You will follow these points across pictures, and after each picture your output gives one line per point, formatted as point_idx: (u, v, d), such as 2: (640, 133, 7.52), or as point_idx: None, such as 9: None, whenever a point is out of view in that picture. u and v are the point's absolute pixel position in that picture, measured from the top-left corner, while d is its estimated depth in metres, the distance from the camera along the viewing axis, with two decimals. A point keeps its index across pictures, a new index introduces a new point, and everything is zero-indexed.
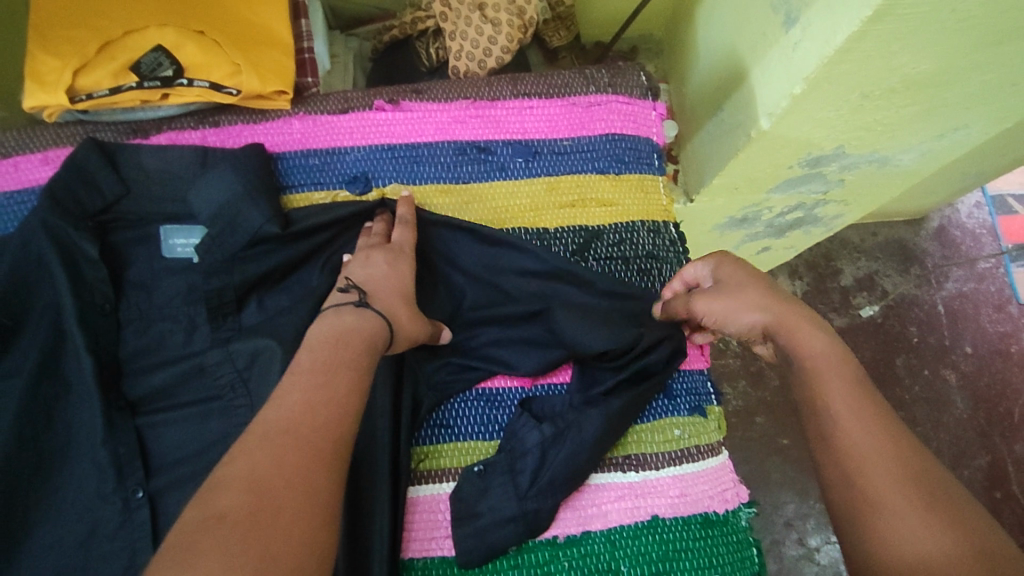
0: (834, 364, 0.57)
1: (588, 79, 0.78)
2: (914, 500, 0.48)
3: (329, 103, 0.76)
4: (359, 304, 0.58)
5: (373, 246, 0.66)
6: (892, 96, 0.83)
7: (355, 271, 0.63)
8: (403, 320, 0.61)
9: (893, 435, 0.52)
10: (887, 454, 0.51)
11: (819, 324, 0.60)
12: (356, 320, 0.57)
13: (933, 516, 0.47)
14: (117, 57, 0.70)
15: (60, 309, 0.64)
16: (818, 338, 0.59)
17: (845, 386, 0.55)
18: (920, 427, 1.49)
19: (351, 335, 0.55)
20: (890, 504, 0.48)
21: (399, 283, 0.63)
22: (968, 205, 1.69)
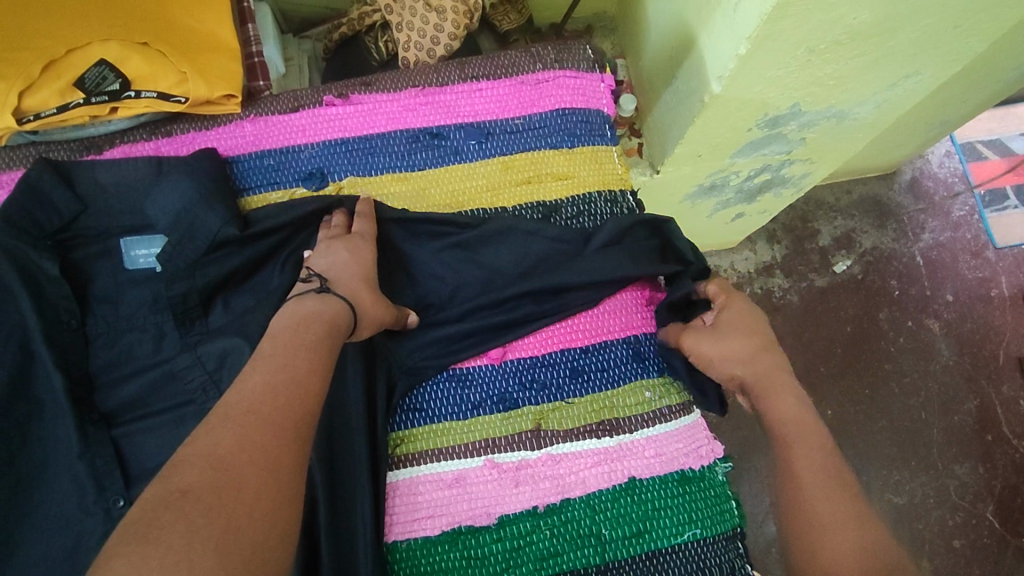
0: (807, 427, 0.61)
1: (534, 57, 0.79)
2: (844, 516, 0.54)
3: (280, 103, 0.77)
4: (320, 290, 0.60)
5: (333, 234, 0.67)
6: (838, 48, 0.84)
7: (317, 261, 0.65)
8: (366, 302, 0.62)
9: (840, 480, 0.57)
10: (831, 490, 0.56)
11: (794, 393, 0.63)
12: (318, 305, 0.58)
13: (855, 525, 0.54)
14: (63, 75, 0.70)
15: (26, 328, 0.65)
16: (792, 404, 0.62)
17: (809, 449, 0.59)
18: (908, 378, 1.51)
19: (313, 321, 0.56)
20: (829, 523, 0.54)
21: (360, 268, 0.64)
22: (939, 155, 1.70)
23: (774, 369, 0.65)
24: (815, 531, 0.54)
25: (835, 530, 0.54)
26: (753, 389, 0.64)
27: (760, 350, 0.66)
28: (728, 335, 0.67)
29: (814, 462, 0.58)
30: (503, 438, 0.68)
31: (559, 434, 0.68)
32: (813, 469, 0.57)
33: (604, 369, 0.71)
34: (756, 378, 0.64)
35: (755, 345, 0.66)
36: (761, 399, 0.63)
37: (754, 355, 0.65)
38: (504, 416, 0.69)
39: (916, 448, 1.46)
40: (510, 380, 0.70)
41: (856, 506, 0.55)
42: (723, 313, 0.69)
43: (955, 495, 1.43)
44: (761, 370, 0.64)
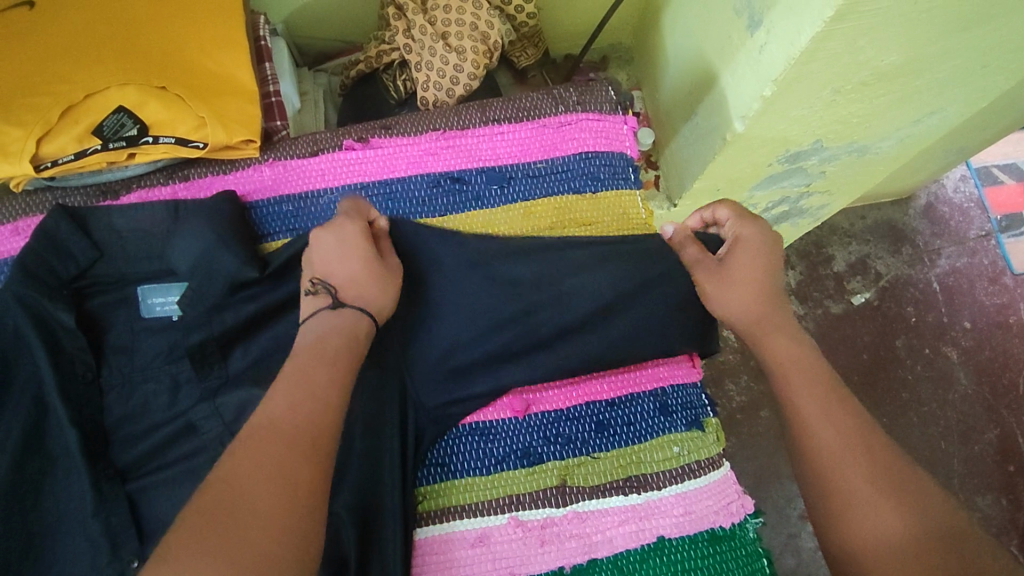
0: (806, 369, 0.59)
1: (557, 100, 0.77)
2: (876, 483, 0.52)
3: (299, 147, 0.76)
4: (334, 303, 0.57)
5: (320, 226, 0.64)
6: (864, 89, 0.83)
7: (310, 266, 0.61)
8: (378, 280, 0.61)
9: (865, 439, 0.55)
10: (854, 451, 0.54)
11: (788, 327, 0.63)
12: (338, 321, 0.56)
13: (889, 496, 0.52)
14: (80, 121, 0.69)
15: (41, 381, 0.64)
16: (787, 346, 0.61)
17: (820, 395, 0.57)
18: (927, 408, 1.48)
19: (331, 339, 0.55)
20: (857, 493, 0.52)
21: (355, 259, 0.61)
22: (954, 179, 1.69)
23: (776, 308, 0.64)
24: (846, 494, 0.53)
25: (863, 484, 0.52)
26: (748, 335, 0.64)
27: (760, 287, 0.64)
28: (740, 275, 0.65)
29: (823, 412, 0.56)
30: (528, 495, 0.66)
31: (584, 490, 0.67)
32: (821, 420, 0.56)
33: (630, 423, 0.70)
34: (753, 320, 0.63)
35: (760, 284, 0.64)
36: (757, 348, 0.63)
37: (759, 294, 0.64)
38: (529, 471, 0.67)
39: (936, 480, 1.42)
40: (534, 434, 0.69)
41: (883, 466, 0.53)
42: (732, 253, 0.66)
43: (976, 527, 1.40)
44: (757, 310, 0.63)
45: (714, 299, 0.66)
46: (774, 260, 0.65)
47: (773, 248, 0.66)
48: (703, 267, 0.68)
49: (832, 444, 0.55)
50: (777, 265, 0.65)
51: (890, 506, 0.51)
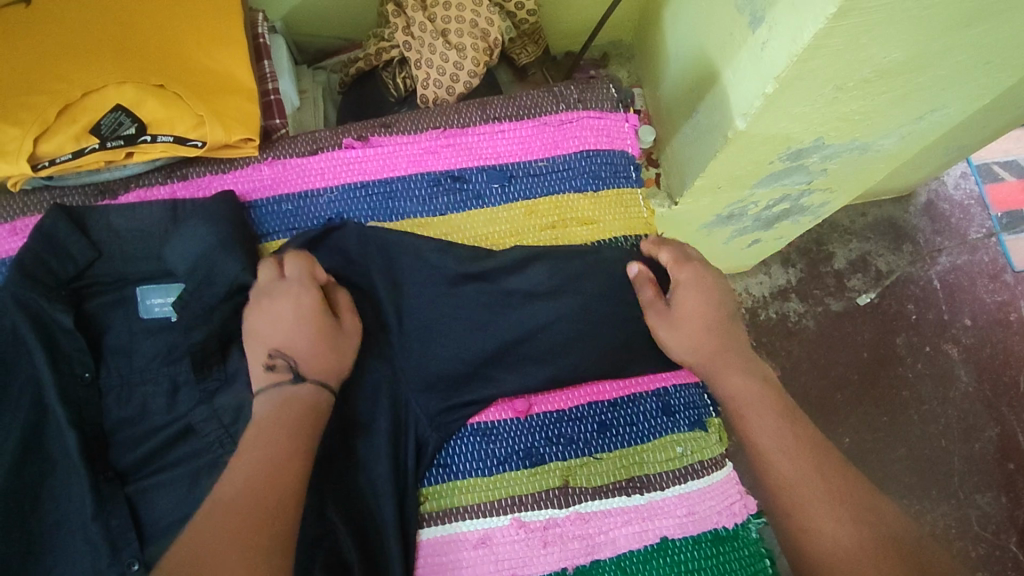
0: (759, 401, 0.62)
1: (557, 98, 0.77)
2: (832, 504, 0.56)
3: (298, 145, 0.75)
4: (294, 377, 0.59)
5: (269, 292, 0.63)
6: (866, 86, 0.83)
7: (265, 335, 0.61)
8: (335, 348, 0.62)
9: (819, 463, 0.58)
10: (811, 478, 0.57)
11: (740, 359, 0.65)
12: (300, 396, 0.59)
13: (844, 513, 0.55)
14: (78, 120, 0.68)
15: (39, 383, 0.64)
16: (742, 379, 0.64)
17: (773, 423, 0.61)
18: (927, 405, 1.48)
19: (296, 413, 0.57)
20: (816, 514, 0.56)
21: (308, 328, 0.61)
22: (954, 176, 1.68)
23: (727, 343, 0.66)
24: (805, 514, 0.56)
25: (818, 507, 0.56)
26: (705, 374, 0.66)
27: (710, 325, 0.66)
28: (688, 316, 0.66)
29: (780, 441, 0.59)
30: (530, 496, 0.66)
31: (587, 491, 0.66)
32: (779, 450, 0.59)
33: (633, 423, 0.70)
34: (711, 359, 0.65)
35: (710, 322, 0.66)
36: (716, 386, 0.65)
37: (709, 333, 0.66)
38: (531, 472, 0.67)
39: (937, 477, 1.42)
40: (537, 435, 0.68)
41: (838, 487, 0.57)
42: (680, 290, 0.67)
43: (976, 525, 1.40)
44: (710, 349, 0.65)
45: (670, 343, 0.67)
46: (718, 295, 0.67)
47: (715, 284, 0.68)
48: (656, 312, 0.68)
49: (789, 472, 0.58)
50: (720, 299, 0.67)
51: (840, 523, 0.55)
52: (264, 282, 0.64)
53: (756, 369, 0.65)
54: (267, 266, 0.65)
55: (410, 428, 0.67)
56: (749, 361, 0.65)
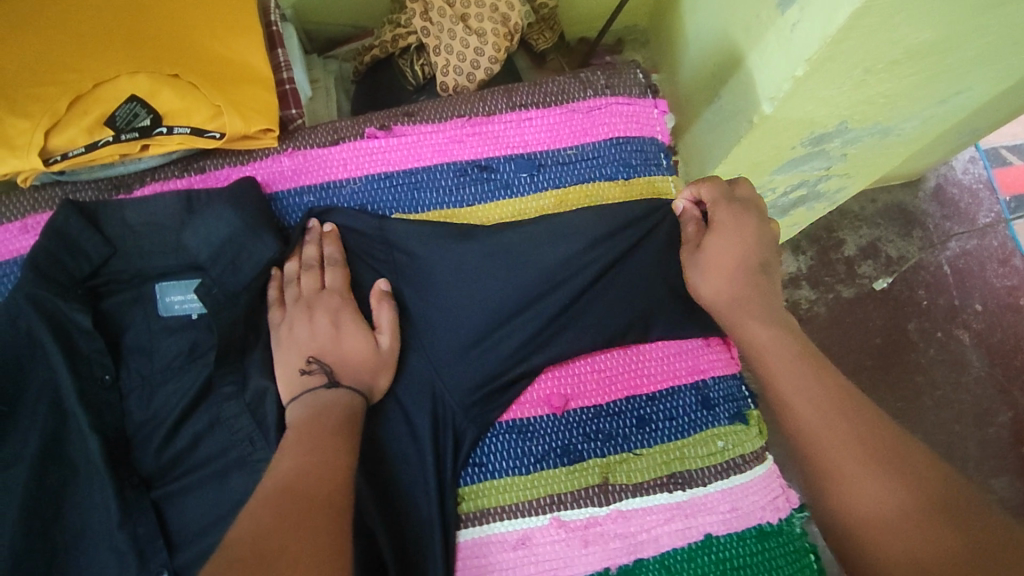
0: (784, 353, 0.59)
1: (584, 84, 0.75)
2: (872, 464, 0.51)
3: (319, 135, 0.72)
4: (329, 383, 0.61)
5: (309, 298, 0.65)
6: (894, 68, 0.79)
7: (304, 342, 0.64)
8: (370, 364, 0.63)
9: (855, 421, 0.53)
10: (847, 439, 0.52)
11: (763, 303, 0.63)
12: (327, 402, 0.59)
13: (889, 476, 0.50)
14: (90, 111, 0.66)
15: (58, 387, 0.61)
16: (765, 327, 0.61)
17: (805, 383, 0.56)
18: (940, 391, 1.46)
19: (323, 417, 0.58)
20: (851, 476, 0.51)
21: (349, 341, 0.64)
22: (962, 161, 1.64)
23: (755, 289, 0.63)
24: (840, 476, 0.52)
25: (853, 466, 0.51)
26: (727, 320, 0.63)
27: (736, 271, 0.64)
28: (718, 255, 0.65)
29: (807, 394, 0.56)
30: (569, 494, 0.64)
31: (627, 488, 0.65)
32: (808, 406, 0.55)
33: (671, 418, 0.68)
34: (733, 305, 0.63)
35: (739, 266, 0.64)
36: (735, 329, 0.63)
37: (738, 276, 0.63)
38: (570, 470, 0.65)
39: (953, 462, 1.40)
40: (574, 431, 0.67)
41: (878, 445, 0.52)
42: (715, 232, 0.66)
43: (994, 508, 1.37)
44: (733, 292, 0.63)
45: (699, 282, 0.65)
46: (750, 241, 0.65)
47: (753, 230, 0.66)
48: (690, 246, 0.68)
49: (822, 433, 0.53)
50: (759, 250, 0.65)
51: (882, 485, 0.50)
52: (304, 289, 0.66)
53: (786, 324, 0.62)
54: (311, 271, 0.67)
55: (448, 425, 0.65)
56: (779, 314, 0.63)
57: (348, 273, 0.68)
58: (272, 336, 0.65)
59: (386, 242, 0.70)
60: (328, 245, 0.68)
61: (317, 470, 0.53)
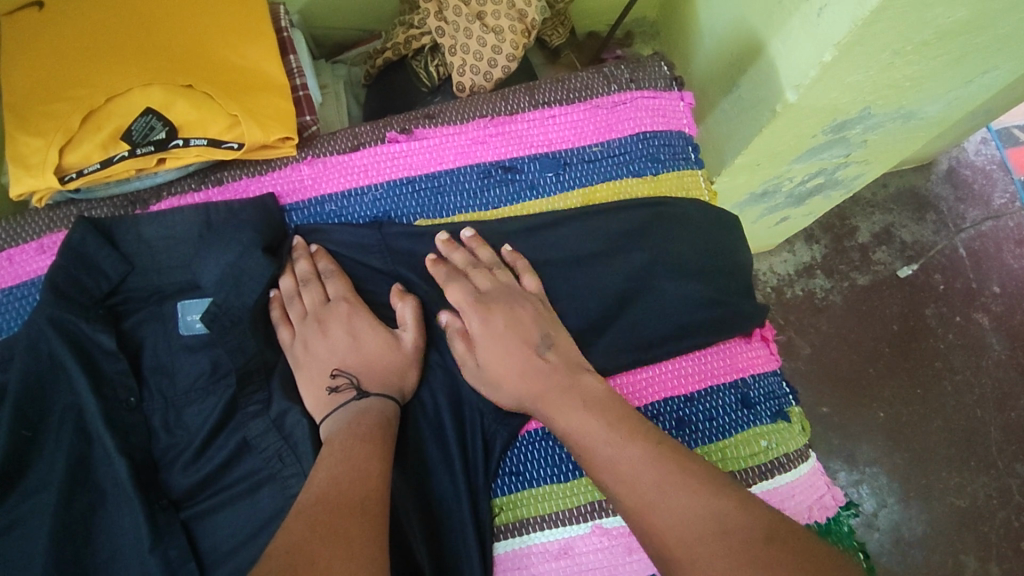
0: (607, 412, 0.56)
1: (608, 78, 0.73)
2: (684, 487, 0.50)
3: (338, 142, 0.70)
4: (360, 393, 0.60)
5: (320, 314, 0.64)
6: (924, 49, 0.77)
7: (324, 357, 0.62)
8: (398, 368, 0.62)
9: (656, 454, 0.52)
10: (652, 466, 0.51)
11: (568, 392, 0.58)
12: (359, 414, 0.58)
13: (678, 495, 0.49)
14: (104, 126, 0.63)
15: (82, 409, 0.59)
16: (572, 414, 0.57)
17: (607, 436, 0.54)
18: (960, 376, 1.35)
19: (359, 425, 0.57)
20: (651, 496, 0.50)
21: (370, 346, 0.63)
22: (974, 142, 1.54)
23: (549, 378, 0.59)
24: (640, 492, 0.51)
25: (651, 495, 0.50)
26: (538, 413, 0.59)
27: (520, 368, 0.60)
28: (494, 356, 0.61)
29: (614, 466, 0.53)
30: None
31: None
32: (629, 454, 0.52)
33: (712, 418, 0.67)
34: (540, 399, 0.58)
35: (523, 363, 0.60)
36: (552, 421, 0.58)
37: (529, 375, 0.59)
38: None
39: (974, 449, 1.30)
40: None
41: (684, 478, 0.50)
42: (476, 325, 0.62)
43: (1017, 494, 1.27)
44: (530, 395, 0.59)
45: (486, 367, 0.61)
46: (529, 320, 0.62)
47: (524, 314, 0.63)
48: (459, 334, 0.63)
49: (631, 458, 0.52)
50: (515, 304, 0.63)
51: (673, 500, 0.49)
52: (310, 304, 0.64)
53: (618, 430, 0.54)
54: (310, 286, 0.65)
55: (477, 431, 0.64)
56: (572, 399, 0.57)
57: (348, 279, 0.67)
58: (288, 357, 0.64)
59: (410, 252, 0.68)
60: (320, 260, 0.67)
61: (354, 484, 0.51)
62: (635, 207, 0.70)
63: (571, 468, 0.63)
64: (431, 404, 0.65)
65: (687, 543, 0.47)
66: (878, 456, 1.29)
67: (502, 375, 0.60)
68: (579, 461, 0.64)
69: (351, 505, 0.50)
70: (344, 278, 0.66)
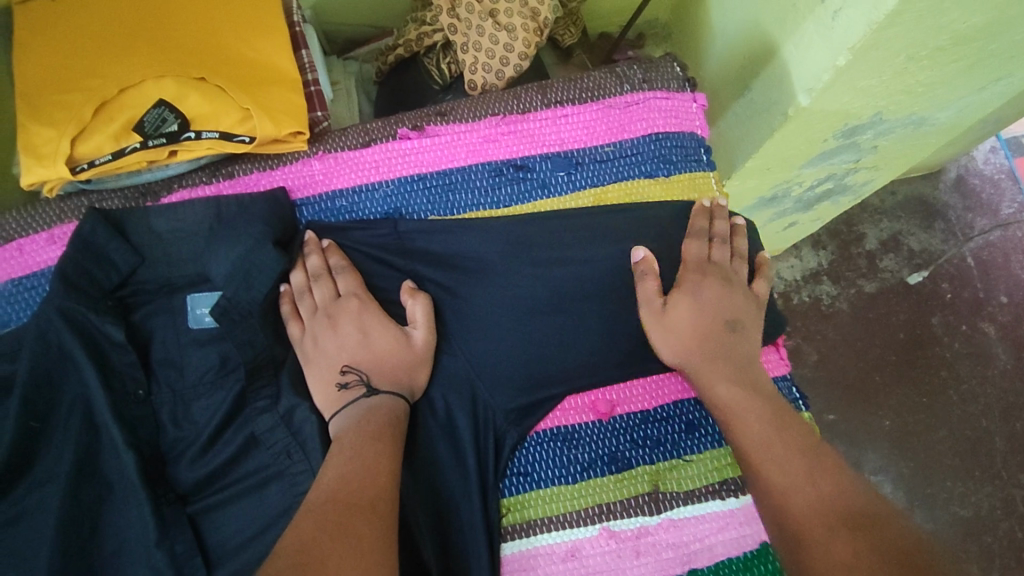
0: (742, 399, 0.60)
1: (621, 78, 0.72)
2: (794, 466, 0.55)
3: (349, 137, 0.70)
4: (369, 390, 0.60)
5: (331, 309, 0.63)
6: (938, 55, 0.76)
7: (333, 354, 0.62)
8: (407, 365, 0.62)
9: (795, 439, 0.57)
10: (790, 449, 0.56)
11: (739, 363, 0.63)
12: (368, 411, 0.58)
13: (816, 476, 0.54)
14: (117, 117, 0.63)
15: (90, 401, 0.59)
16: (733, 388, 0.61)
17: (762, 416, 0.59)
18: (966, 385, 1.34)
19: (368, 423, 0.57)
20: (779, 474, 0.55)
21: (380, 343, 0.62)
22: (983, 151, 1.53)
23: (723, 349, 0.63)
24: (776, 477, 0.54)
25: (787, 474, 0.54)
26: (694, 379, 0.63)
27: (704, 338, 0.64)
28: (680, 325, 0.64)
29: (759, 444, 0.57)
30: (619, 503, 0.62)
31: (679, 496, 0.63)
32: (748, 420, 0.59)
33: None
34: (702, 364, 0.63)
35: (701, 333, 0.64)
36: (704, 390, 0.62)
37: (703, 343, 0.63)
38: (618, 478, 0.63)
39: (979, 459, 1.29)
40: (621, 438, 0.65)
41: (827, 462, 0.55)
42: (675, 293, 0.65)
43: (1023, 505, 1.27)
44: (694, 360, 0.63)
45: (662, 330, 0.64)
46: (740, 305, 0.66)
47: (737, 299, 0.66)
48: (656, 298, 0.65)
49: (774, 441, 0.57)
50: (726, 287, 0.66)
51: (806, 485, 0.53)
52: (320, 300, 0.64)
53: (781, 411, 0.60)
54: (320, 282, 0.65)
55: (486, 430, 0.63)
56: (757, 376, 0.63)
57: (358, 275, 0.66)
58: (298, 352, 0.64)
59: (422, 250, 0.68)
60: (330, 256, 0.66)
61: (363, 481, 0.51)
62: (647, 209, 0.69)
63: (580, 470, 0.63)
64: (439, 403, 0.64)
65: (816, 527, 0.51)
66: (883, 464, 1.29)
67: (667, 338, 0.64)
68: (587, 462, 0.63)
69: (360, 503, 0.49)
70: (356, 275, 0.66)
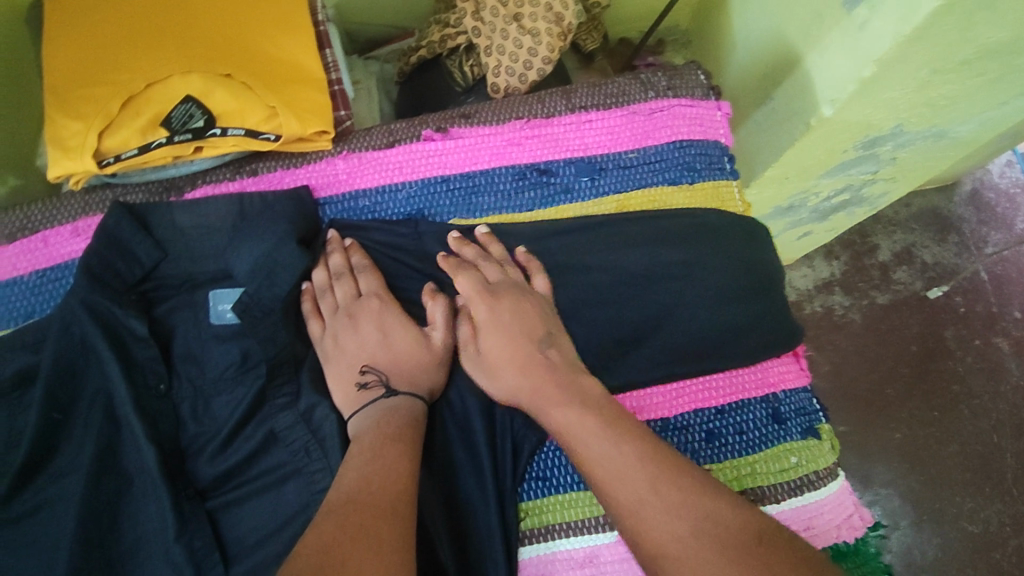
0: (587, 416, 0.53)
1: (645, 85, 0.73)
2: (656, 486, 0.48)
3: (374, 138, 0.70)
4: (389, 391, 0.60)
5: (352, 308, 0.63)
6: (963, 68, 0.76)
7: (353, 353, 0.62)
8: (427, 367, 0.62)
9: (641, 451, 0.50)
10: (633, 467, 0.49)
11: (561, 377, 0.57)
12: (388, 412, 0.58)
13: (677, 498, 0.47)
14: (143, 112, 0.64)
15: (112, 394, 0.59)
16: (567, 409, 0.54)
17: (597, 431, 0.52)
18: (978, 400, 1.33)
19: (387, 425, 0.57)
20: (635, 498, 0.48)
21: (401, 344, 0.62)
22: (999, 164, 1.52)
23: (550, 376, 0.57)
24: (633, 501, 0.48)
25: (638, 495, 0.48)
26: (529, 411, 0.57)
27: (525, 362, 0.58)
28: (498, 358, 0.60)
29: (607, 464, 0.50)
30: None
31: None
32: (591, 442, 0.52)
33: (741, 432, 0.66)
34: (534, 394, 0.56)
35: (523, 359, 0.58)
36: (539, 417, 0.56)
37: (519, 366, 0.58)
38: None
39: (990, 475, 1.28)
40: None
41: (692, 480, 0.48)
42: (482, 327, 0.61)
43: None
44: (527, 391, 0.57)
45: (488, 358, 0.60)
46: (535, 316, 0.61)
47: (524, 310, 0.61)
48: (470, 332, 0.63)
49: (617, 459, 0.50)
50: (524, 297, 0.62)
51: (667, 513, 0.47)
52: (341, 298, 0.64)
53: (613, 429, 0.52)
54: (343, 280, 0.65)
55: (505, 434, 0.63)
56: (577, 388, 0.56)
57: (380, 276, 0.66)
58: (318, 349, 0.64)
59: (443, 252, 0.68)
60: (353, 255, 0.66)
61: (384, 482, 0.51)
62: (669, 218, 0.69)
63: None
64: (459, 404, 0.64)
65: (677, 551, 0.45)
66: (893, 478, 1.28)
67: (501, 370, 0.59)
68: None
69: (381, 503, 0.49)
70: (378, 274, 0.66)
